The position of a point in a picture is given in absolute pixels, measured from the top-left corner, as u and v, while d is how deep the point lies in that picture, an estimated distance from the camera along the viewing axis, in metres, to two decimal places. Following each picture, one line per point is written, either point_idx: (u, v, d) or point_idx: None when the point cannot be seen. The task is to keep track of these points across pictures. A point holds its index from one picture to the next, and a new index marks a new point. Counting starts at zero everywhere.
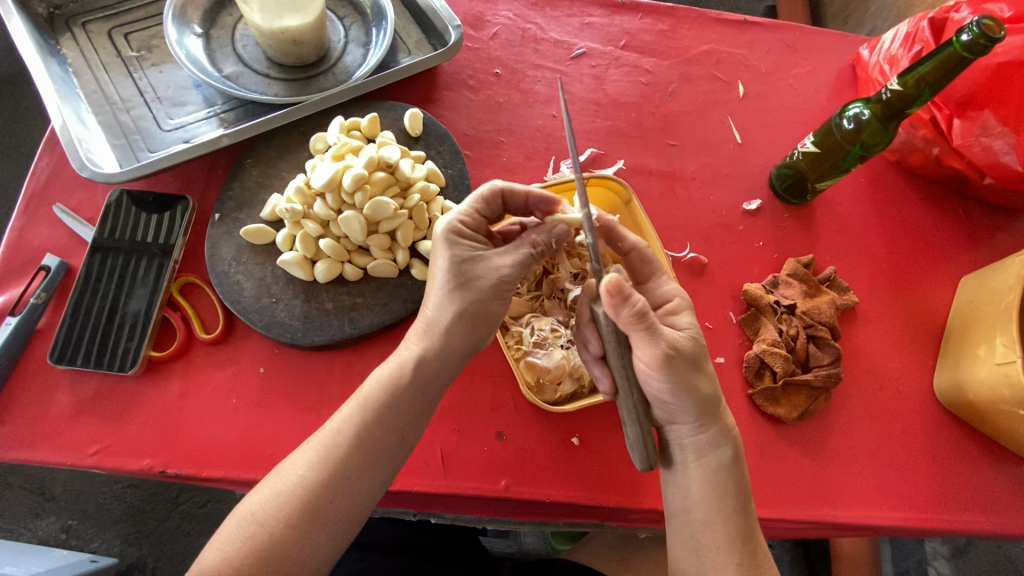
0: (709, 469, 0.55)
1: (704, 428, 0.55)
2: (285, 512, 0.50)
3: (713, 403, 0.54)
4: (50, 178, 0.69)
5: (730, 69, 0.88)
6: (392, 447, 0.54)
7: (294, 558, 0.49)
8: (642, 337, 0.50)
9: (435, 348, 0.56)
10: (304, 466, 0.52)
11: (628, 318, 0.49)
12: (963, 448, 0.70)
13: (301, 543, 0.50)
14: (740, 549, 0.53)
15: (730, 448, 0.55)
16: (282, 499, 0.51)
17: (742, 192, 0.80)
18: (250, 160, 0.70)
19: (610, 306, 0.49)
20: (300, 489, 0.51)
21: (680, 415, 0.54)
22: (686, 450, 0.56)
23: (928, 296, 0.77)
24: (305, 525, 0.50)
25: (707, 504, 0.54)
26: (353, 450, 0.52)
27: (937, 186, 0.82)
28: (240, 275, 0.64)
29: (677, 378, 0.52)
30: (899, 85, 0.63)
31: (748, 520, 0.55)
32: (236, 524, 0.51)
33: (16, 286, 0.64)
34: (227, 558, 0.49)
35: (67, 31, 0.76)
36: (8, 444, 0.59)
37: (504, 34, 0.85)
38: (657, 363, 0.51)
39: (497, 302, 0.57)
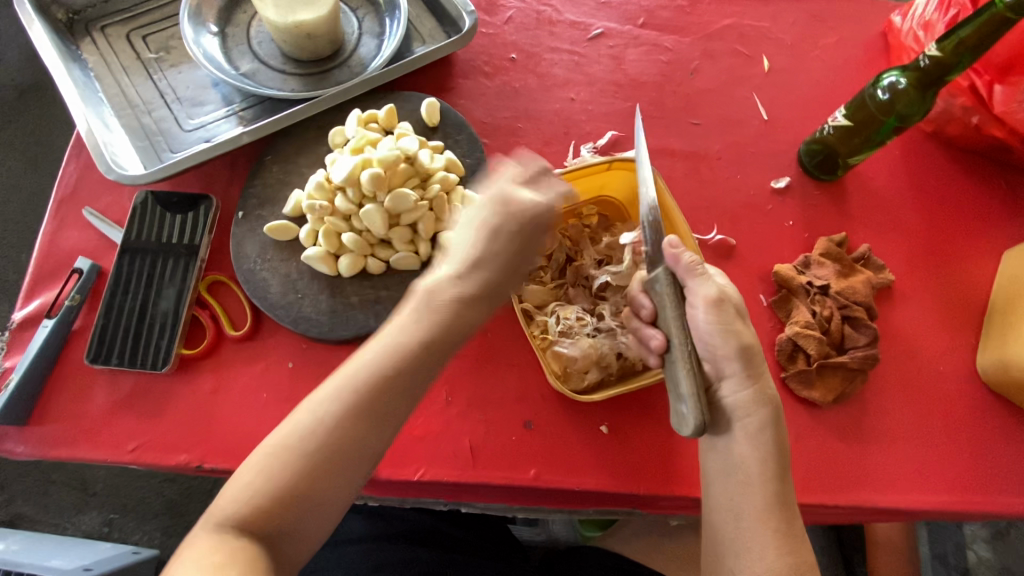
0: (754, 429, 0.53)
1: (749, 383, 0.53)
2: (307, 445, 0.46)
3: (757, 353, 0.53)
4: (78, 182, 0.70)
5: (754, 43, 0.85)
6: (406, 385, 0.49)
7: (319, 492, 0.46)
8: (696, 282, 0.53)
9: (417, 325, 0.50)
10: (326, 402, 0.47)
11: (686, 264, 0.53)
12: (1007, 427, 0.68)
13: (325, 477, 0.46)
14: (779, 513, 0.52)
15: (771, 409, 0.53)
16: (302, 431, 0.47)
17: (770, 170, 0.78)
18: (270, 156, 0.70)
19: (669, 254, 0.53)
20: (314, 432, 0.47)
21: (727, 366, 0.54)
22: (732, 408, 0.54)
23: (968, 272, 0.74)
24: (326, 462, 0.46)
25: (750, 466, 0.52)
26: (378, 378, 0.48)
27: (976, 156, 0.79)
28: (265, 272, 0.65)
29: (726, 323, 0.53)
30: (936, 51, 0.60)
31: (787, 483, 0.53)
32: (258, 462, 0.46)
33: (51, 289, 0.66)
34: (252, 496, 0.45)
35: (87, 36, 0.77)
36: (51, 443, 0.60)
37: (519, 18, 0.83)
38: (710, 305, 0.53)
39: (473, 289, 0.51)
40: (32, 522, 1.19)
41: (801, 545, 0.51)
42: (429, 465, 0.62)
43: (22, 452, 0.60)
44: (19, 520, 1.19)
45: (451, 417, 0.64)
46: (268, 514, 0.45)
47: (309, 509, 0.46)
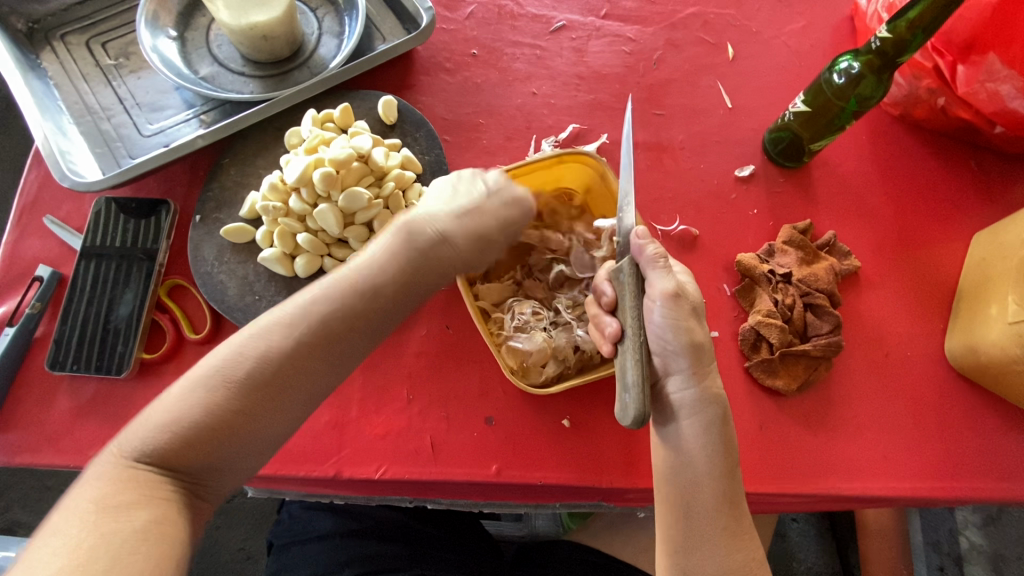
0: (700, 428, 0.53)
1: (697, 381, 0.53)
2: (236, 381, 0.44)
3: (706, 350, 0.53)
4: (39, 191, 0.70)
5: (718, 31, 0.84)
6: (358, 325, 0.46)
7: (242, 431, 0.44)
8: (657, 275, 0.53)
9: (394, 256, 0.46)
10: (271, 333, 0.45)
11: (650, 256, 0.53)
12: (976, 411, 0.67)
13: (250, 416, 0.44)
14: (727, 511, 0.53)
15: (719, 407, 0.53)
16: (235, 364, 0.44)
17: (734, 159, 0.77)
18: (227, 159, 0.70)
19: (635, 242, 0.53)
20: (248, 363, 0.44)
21: (676, 362, 0.54)
22: (679, 406, 0.54)
23: (936, 256, 0.74)
24: (257, 399, 0.44)
25: (699, 466, 0.53)
26: (323, 319, 0.45)
27: (943, 139, 0.78)
28: (223, 274, 0.65)
29: (680, 319, 0.52)
30: (888, 32, 0.59)
31: (735, 483, 0.53)
32: (181, 390, 0.44)
33: (14, 297, 0.66)
34: (171, 427, 0.43)
35: (47, 45, 0.77)
36: (15, 450, 0.61)
37: (480, 13, 0.83)
38: (666, 299, 0.52)
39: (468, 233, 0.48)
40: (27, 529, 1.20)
41: (748, 541, 0.53)
42: (390, 463, 0.62)
43: None
44: (15, 527, 1.21)
45: (412, 415, 0.64)
46: (187, 448, 0.43)
47: (230, 445, 0.44)
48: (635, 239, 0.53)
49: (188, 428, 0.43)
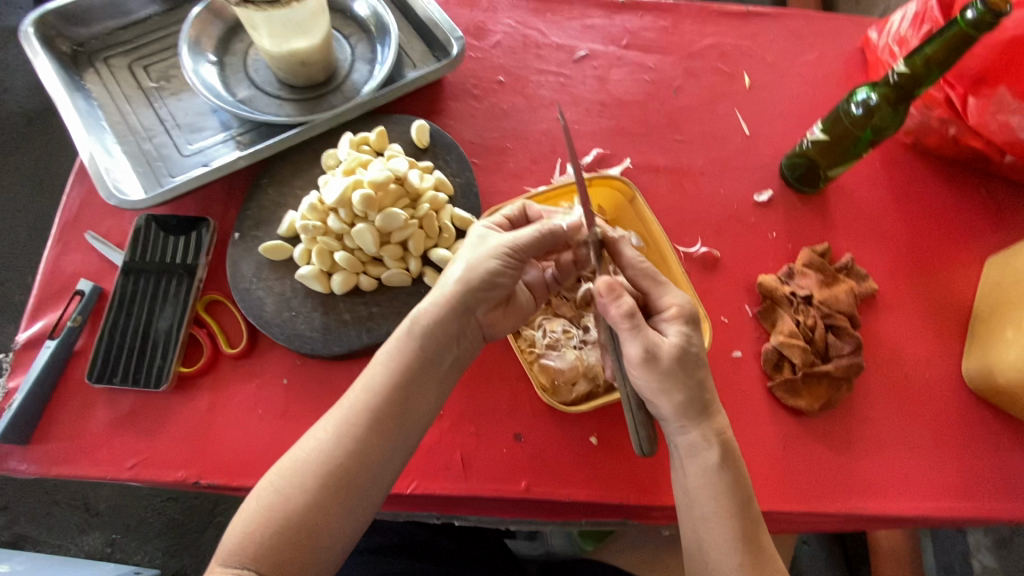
0: (699, 470, 0.54)
1: (688, 428, 0.54)
2: (304, 480, 0.49)
3: (699, 402, 0.54)
4: (81, 207, 0.73)
5: (735, 61, 0.87)
6: (401, 413, 0.53)
7: (316, 527, 0.48)
8: (626, 336, 0.53)
9: (439, 305, 0.55)
10: (336, 429, 0.51)
11: (617, 316, 0.53)
12: (995, 432, 0.68)
13: (320, 512, 0.49)
14: (742, 550, 0.52)
15: (716, 450, 0.54)
16: (300, 469, 0.50)
17: (753, 184, 0.80)
18: (266, 179, 0.72)
19: (602, 303, 0.54)
20: (318, 456, 0.50)
21: (665, 413, 0.55)
22: (679, 448, 0.56)
23: (950, 279, 0.75)
24: (325, 493, 0.49)
25: (704, 502, 0.54)
26: (366, 413, 0.52)
27: (954, 166, 0.80)
28: (261, 290, 0.67)
29: (664, 378, 0.53)
30: (906, 67, 0.62)
31: (750, 521, 0.53)
32: (255, 500, 0.49)
33: (54, 310, 0.68)
34: (249, 533, 0.47)
35: (91, 67, 0.80)
36: (52, 461, 0.62)
37: (506, 42, 0.86)
38: (638, 361, 0.53)
39: (504, 277, 0.57)
40: (35, 544, 1.19)
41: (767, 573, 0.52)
42: (420, 478, 0.63)
43: (24, 471, 0.62)
44: (23, 541, 1.20)
45: (442, 430, 0.65)
46: (270, 551, 0.47)
47: (308, 545, 0.48)
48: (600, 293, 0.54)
49: (272, 523, 0.48)
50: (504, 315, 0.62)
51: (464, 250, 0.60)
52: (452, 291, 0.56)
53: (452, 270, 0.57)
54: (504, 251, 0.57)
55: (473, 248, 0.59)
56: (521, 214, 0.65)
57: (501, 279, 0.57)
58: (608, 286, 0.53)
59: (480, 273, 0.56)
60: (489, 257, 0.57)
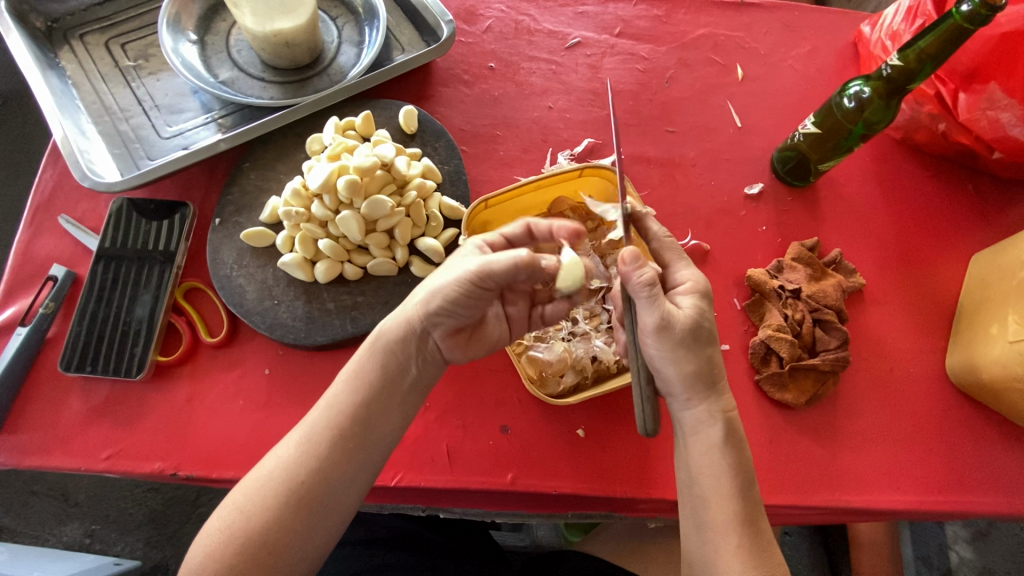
0: (705, 441, 0.55)
1: (697, 402, 0.55)
2: (264, 498, 0.50)
3: (711, 376, 0.54)
4: (55, 189, 0.70)
5: (728, 52, 0.86)
6: (363, 431, 0.53)
7: (274, 545, 0.49)
8: (644, 305, 0.51)
9: (400, 323, 0.55)
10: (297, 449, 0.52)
11: (636, 287, 0.51)
12: (977, 427, 0.69)
13: (279, 529, 0.49)
14: (737, 529, 0.52)
15: (722, 425, 0.54)
16: (262, 486, 0.50)
17: (744, 177, 0.79)
18: (248, 163, 0.70)
19: (621, 271, 0.51)
20: (280, 475, 0.51)
21: (675, 388, 0.55)
22: (686, 423, 0.56)
23: (936, 275, 0.76)
24: (286, 513, 0.49)
25: (705, 478, 0.54)
26: (327, 432, 0.52)
27: (943, 162, 0.81)
28: (242, 278, 0.65)
29: (676, 349, 0.53)
30: (899, 60, 0.61)
31: (750, 497, 0.53)
32: (219, 516, 0.50)
33: (25, 296, 0.65)
34: (209, 551, 0.49)
35: (65, 44, 0.77)
36: (23, 451, 0.60)
37: (497, 27, 0.84)
38: (654, 331, 0.52)
39: (467, 303, 0.54)
40: (10, 534, 1.17)
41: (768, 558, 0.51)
42: (405, 470, 0.62)
43: None
44: None
45: (428, 422, 0.64)
46: (228, 567, 0.48)
47: (267, 561, 0.48)
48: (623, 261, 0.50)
49: (232, 543, 0.49)
50: (470, 336, 0.58)
51: (438, 270, 0.56)
52: (412, 313, 0.54)
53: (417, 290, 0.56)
54: (468, 279, 0.52)
55: (447, 271, 0.55)
56: (521, 233, 0.62)
57: (461, 305, 0.54)
58: (631, 254, 0.50)
59: (440, 300, 0.53)
60: (449, 283, 0.53)
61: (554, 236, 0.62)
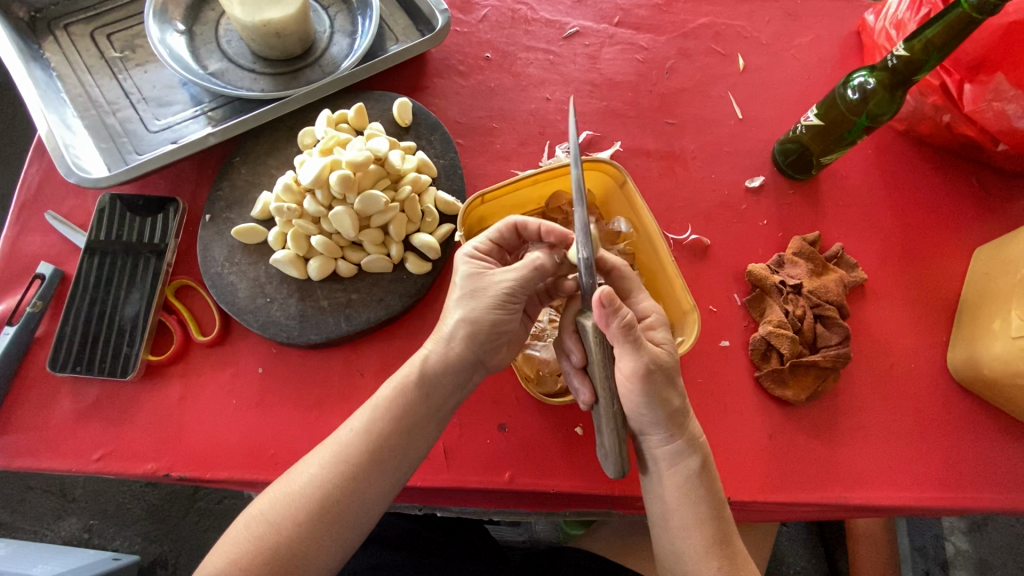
0: (681, 479, 0.54)
1: (675, 437, 0.54)
2: (296, 513, 0.49)
3: (683, 414, 0.53)
4: (41, 184, 0.68)
5: (729, 42, 0.85)
6: (401, 453, 0.53)
7: (300, 561, 0.48)
8: (627, 349, 0.50)
9: (447, 358, 0.55)
10: (332, 467, 0.51)
11: (617, 329, 0.48)
12: (977, 423, 0.69)
13: (308, 544, 0.49)
14: (719, 552, 0.53)
15: (698, 457, 0.54)
16: (293, 501, 0.50)
17: (745, 170, 0.78)
18: (238, 158, 0.69)
19: (600, 315, 0.48)
20: (312, 492, 0.50)
21: (652, 426, 0.53)
22: (659, 459, 0.55)
23: (938, 269, 0.75)
24: (317, 528, 0.49)
25: (684, 512, 0.54)
26: (365, 453, 0.52)
27: (946, 155, 0.79)
28: (233, 276, 0.64)
29: (653, 391, 0.51)
30: (904, 50, 0.60)
31: (723, 526, 0.54)
32: (242, 527, 0.49)
33: (13, 295, 0.64)
34: (233, 562, 0.48)
35: (49, 35, 0.75)
36: (14, 453, 0.59)
37: (493, 16, 0.82)
38: (636, 373, 0.51)
39: (506, 320, 0.55)
40: (9, 530, 1.16)
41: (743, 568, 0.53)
42: None
43: None
44: None
45: None
46: None
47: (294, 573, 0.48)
48: (598, 307, 0.47)
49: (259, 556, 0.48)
50: (512, 345, 0.60)
51: (455, 298, 0.56)
52: (458, 344, 0.55)
53: (448, 325, 0.55)
54: (503, 296, 0.54)
55: (468, 295, 0.55)
56: (510, 234, 0.58)
57: (503, 324, 0.55)
58: (606, 298, 0.47)
59: (482, 325, 0.54)
60: (488, 308, 0.54)
61: (541, 236, 0.59)
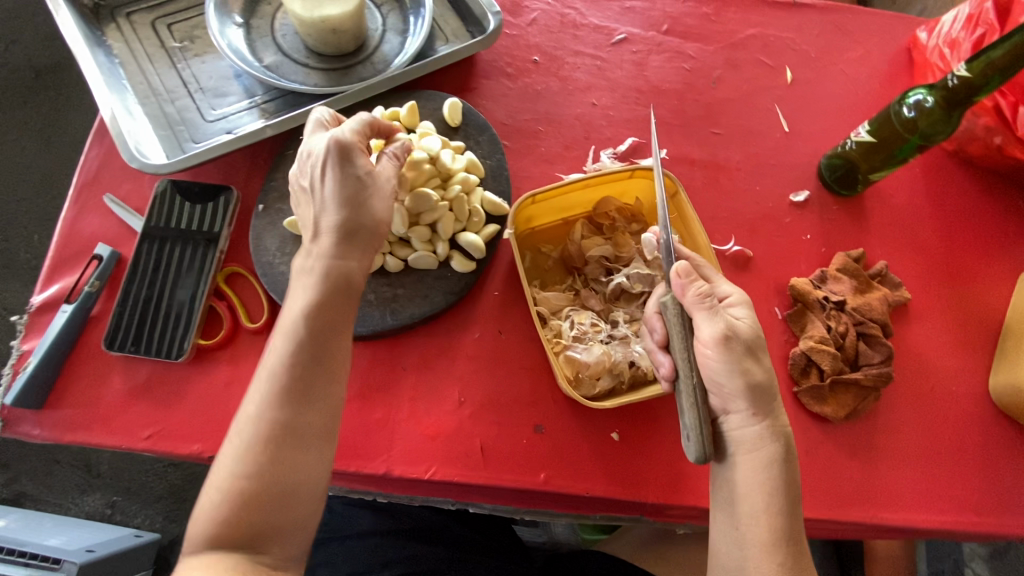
0: (757, 467, 0.54)
1: (757, 421, 0.54)
2: (252, 451, 0.46)
3: (767, 391, 0.54)
4: (100, 168, 0.70)
5: (778, 54, 0.84)
6: (323, 361, 0.50)
7: (276, 495, 0.46)
8: (704, 317, 0.53)
9: (329, 247, 0.52)
10: (270, 397, 0.48)
11: (694, 297, 0.54)
12: (1018, 449, 0.68)
13: (274, 477, 0.46)
14: (784, 547, 0.52)
15: (781, 445, 0.54)
16: (245, 445, 0.47)
17: (789, 183, 0.78)
18: (291, 150, 0.70)
19: (678, 285, 0.55)
20: (260, 426, 0.47)
21: (734, 404, 0.54)
22: (739, 441, 0.55)
23: (983, 292, 0.74)
24: (271, 454, 0.46)
25: (756, 500, 0.53)
26: (294, 375, 0.48)
27: (994, 177, 0.78)
28: (284, 266, 0.65)
29: (735, 361, 0.53)
30: (965, 70, 0.59)
31: (795, 521, 0.53)
32: (211, 490, 0.46)
33: (70, 275, 0.66)
34: (214, 518, 0.45)
35: (112, 23, 0.77)
36: (68, 427, 0.61)
37: (542, 20, 0.83)
38: (717, 344, 0.53)
39: (368, 207, 0.53)
40: (35, 501, 1.19)
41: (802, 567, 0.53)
42: (438, 464, 0.62)
43: (38, 435, 0.61)
44: (23, 499, 1.20)
45: (463, 417, 0.64)
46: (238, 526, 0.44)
47: (276, 512, 0.46)
48: (676, 278, 0.55)
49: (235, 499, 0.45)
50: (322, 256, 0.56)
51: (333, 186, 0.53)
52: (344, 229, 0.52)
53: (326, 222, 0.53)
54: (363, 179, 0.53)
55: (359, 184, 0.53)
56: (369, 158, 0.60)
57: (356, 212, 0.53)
58: (682, 270, 0.54)
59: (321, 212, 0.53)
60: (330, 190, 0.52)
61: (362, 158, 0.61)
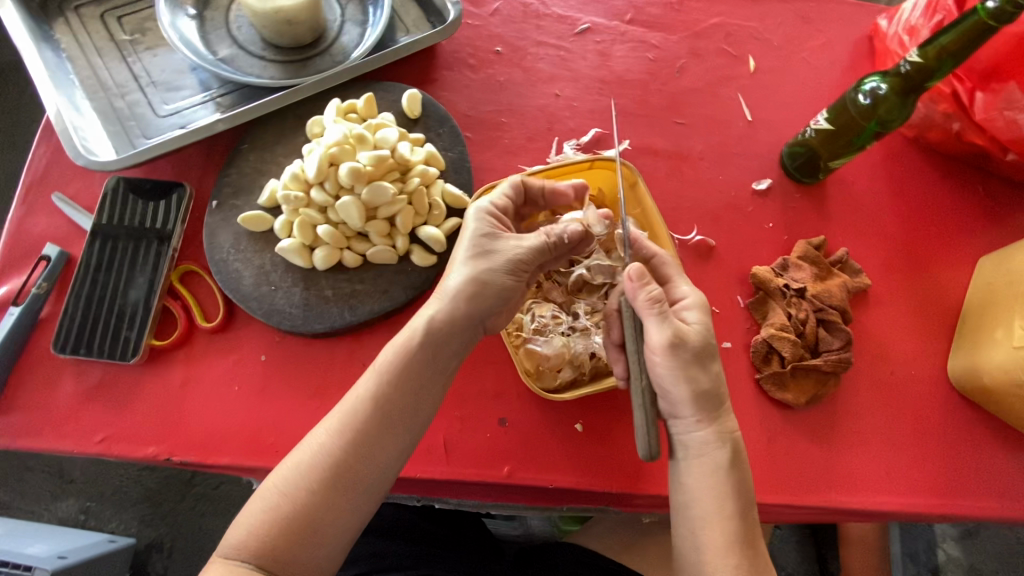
0: (710, 471, 0.54)
1: (703, 425, 0.55)
2: (309, 480, 0.50)
3: (714, 397, 0.54)
4: (47, 167, 0.68)
5: (741, 43, 0.84)
6: (404, 415, 0.53)
7: (317, 524, 0.49)
8: (653, 323, 0.53)
9: (447, 314, 0.54)
10: (337, 434, 0.51)
11: (644, 301, 0.53)
12: (976, 431, 0.69)
13: (326, 508, 0.49)
14: (739, 550, 0.52)
15: (728, 448, 0.55)
16: (303, 470, 0.50)
17: (753, 172, 0.78)
18: (247, 145, 0.69)
19: (629, 287, 0.54)
20: (321, 457, 0.51)
21: (682, 407, 0.55)
22: (689, 447, 0.56)
23: (942, 277, 0.75)
24: (328, 489, 0.50)
25: (708, 502, 0.54)
26: (370, 416, 0.52)
27: (954, 163, 0.79)
28: (239, 262, 0.64)
29: (682, 365, 0.53)
30: (918, 56, 0.60)
31: (749, 524, 0.54)
32: (258, 498, 0.50)
33: (17, 277, 0.64)
34: (253, 530, 0.48)
35: (59, 16, 0.75)
36: (17, 432, 0.59)
37: (505, 10, 0.82)
38: (664, 350, 0.53)
39: (512, 282, 0.56)
40: (6, 509, 1.17)
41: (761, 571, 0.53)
42: None
43: None
44: None
45: None
46: (272, 546, 0.47)
47: (307, 543, 0.48)
48: (629, 279, 0.54)
49: (279, 518, 0.48)
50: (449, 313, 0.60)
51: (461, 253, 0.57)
52: (458, 302, 0.54)
53: (452, 280, 0.56)
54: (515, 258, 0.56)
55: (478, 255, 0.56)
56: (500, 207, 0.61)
57: (513, 289, 0.57)
58: (637, 273, 0.54)
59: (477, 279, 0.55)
60: (496, 267, 0.56)
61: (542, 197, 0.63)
